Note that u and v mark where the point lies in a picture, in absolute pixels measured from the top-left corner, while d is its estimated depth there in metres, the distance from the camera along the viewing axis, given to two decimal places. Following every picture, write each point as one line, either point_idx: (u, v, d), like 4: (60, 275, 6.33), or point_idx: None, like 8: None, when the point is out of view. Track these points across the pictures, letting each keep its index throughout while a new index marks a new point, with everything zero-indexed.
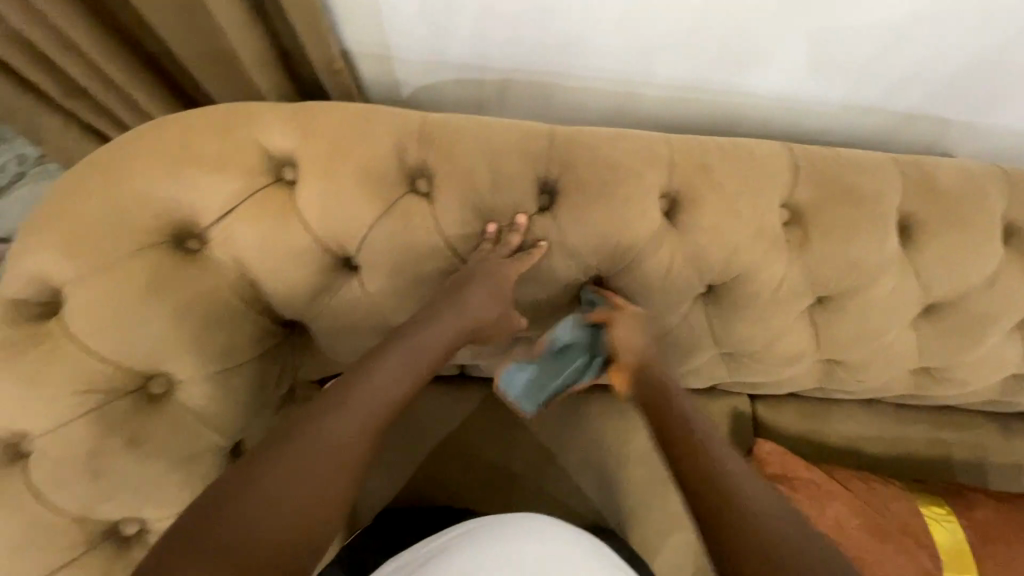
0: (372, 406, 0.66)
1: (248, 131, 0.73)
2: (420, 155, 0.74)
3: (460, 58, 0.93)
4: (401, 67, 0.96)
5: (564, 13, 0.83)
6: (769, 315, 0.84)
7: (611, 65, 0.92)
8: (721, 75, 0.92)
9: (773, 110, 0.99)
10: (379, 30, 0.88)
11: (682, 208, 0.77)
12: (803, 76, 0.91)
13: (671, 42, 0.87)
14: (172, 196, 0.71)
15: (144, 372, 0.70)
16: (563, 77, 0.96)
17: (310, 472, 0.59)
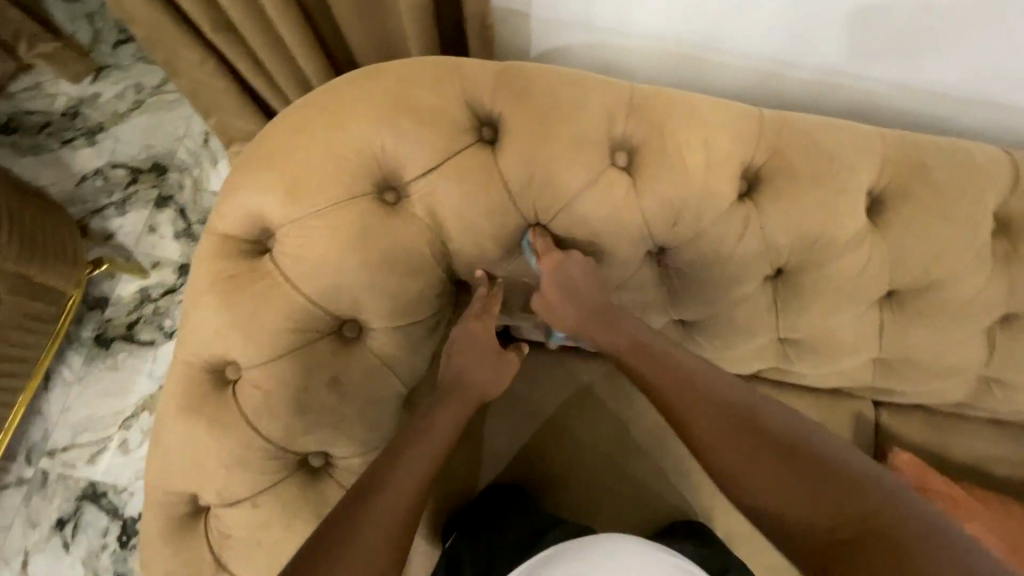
0: (425, 450, 0.70)
1: (454, 86, 0.72)
2: (627, 127, 0.72)
3: (633, 37, 0.89)
4: (539, 28, 0.90)
5: None
6: (953, 325, 0.81)
7: (796, 54, 0.85)
8: (885, 65, 0.84)
9: (960, 115, 0.91)
10: None
11: (888, 207, 0.74)
12: (1010, 80, 0.82)
13: (844, 24, 0.78)
14: (380, 147, 0.71)
15: (342, 316, 0.72)
16: (709, 51, 0.88)
17: (384, 513, 0.64)
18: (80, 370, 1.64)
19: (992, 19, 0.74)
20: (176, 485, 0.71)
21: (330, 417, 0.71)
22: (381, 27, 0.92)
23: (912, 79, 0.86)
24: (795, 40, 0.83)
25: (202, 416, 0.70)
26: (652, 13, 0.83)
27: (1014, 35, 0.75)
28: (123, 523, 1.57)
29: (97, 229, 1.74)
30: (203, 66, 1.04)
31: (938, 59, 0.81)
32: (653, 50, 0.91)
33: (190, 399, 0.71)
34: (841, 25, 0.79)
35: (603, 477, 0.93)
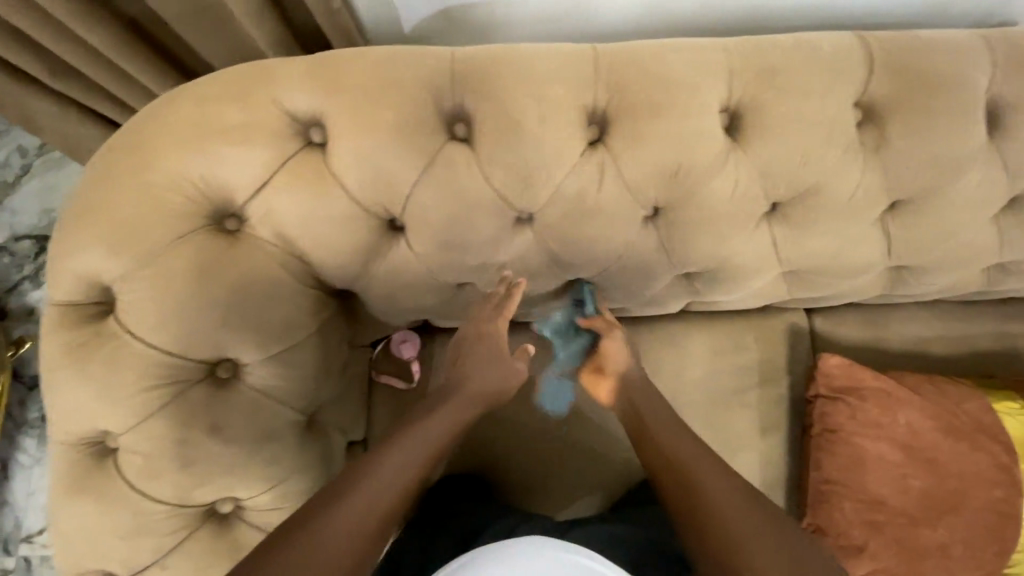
0: (424, 438, 0.69)
1: (266, 92, 0.67)
2: (456, 97, 0.67)
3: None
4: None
5: None
6: (842, 225, 0.78)
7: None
8: None
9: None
10: None
11: (745, 121, 0.71)
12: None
13: None
14: (202, 176, 0.66)
15: (212, 358, 0.69)
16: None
17: (363, 500, 0.60)
18: (31, 455, 1.58)
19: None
20: (83, 564, 0.69)
21: (220, 464, 0.69)
22: (201, 36, 0.85)
23: None
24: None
25: (92, 492, 0.68)
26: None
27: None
28: None
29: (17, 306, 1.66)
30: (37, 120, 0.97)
31: None
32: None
33: (73, 479, 0.68)
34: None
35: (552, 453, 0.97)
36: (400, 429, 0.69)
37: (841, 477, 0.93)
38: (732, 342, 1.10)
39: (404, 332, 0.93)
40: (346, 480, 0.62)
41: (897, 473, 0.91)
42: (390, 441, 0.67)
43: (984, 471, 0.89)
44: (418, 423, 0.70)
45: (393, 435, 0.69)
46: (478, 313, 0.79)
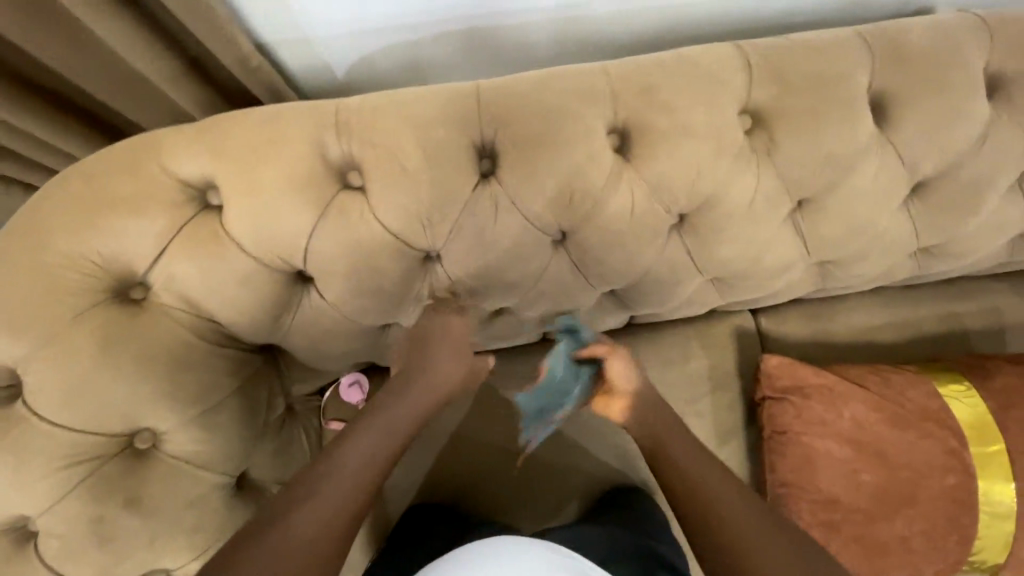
0: (390, 422, 0.67)
1: (158, 161, 0.68)
2: (343, 148, 0.68)
3: (359, 17, 0.88)
4: (325, 46, 0.94)
5: None
6: (751, 228, 0.78)
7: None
8: None
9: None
10: (290, 12, 0.86)
11: (634, 139, 0.72)
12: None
13: None
14: (100, 252, 0.67)
15: (127, 431, 0.69)
16: (505, 15, 0.89)
17: (339, 485, 0.61)
18: None
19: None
20: None
21: (142, 536, 0.69)
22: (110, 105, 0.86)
23: None
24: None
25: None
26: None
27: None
28: None
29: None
30: None
31: None
32: (381, 27, 0.90)
33: None
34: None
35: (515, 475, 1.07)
36: (367, 412, 0.68)
37: (793, 478, 0.92)
38: (679, 351, 1.09)
39: (352, 375, 0.94)
40: (304, 478, 0.61)
41: (846, 469, 0.90)
42: (355, 426, 0.66)
43: (934, 459, 0.88)
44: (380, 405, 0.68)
45: (359, 419, 0.67)
46: (433, 321, 0.75)
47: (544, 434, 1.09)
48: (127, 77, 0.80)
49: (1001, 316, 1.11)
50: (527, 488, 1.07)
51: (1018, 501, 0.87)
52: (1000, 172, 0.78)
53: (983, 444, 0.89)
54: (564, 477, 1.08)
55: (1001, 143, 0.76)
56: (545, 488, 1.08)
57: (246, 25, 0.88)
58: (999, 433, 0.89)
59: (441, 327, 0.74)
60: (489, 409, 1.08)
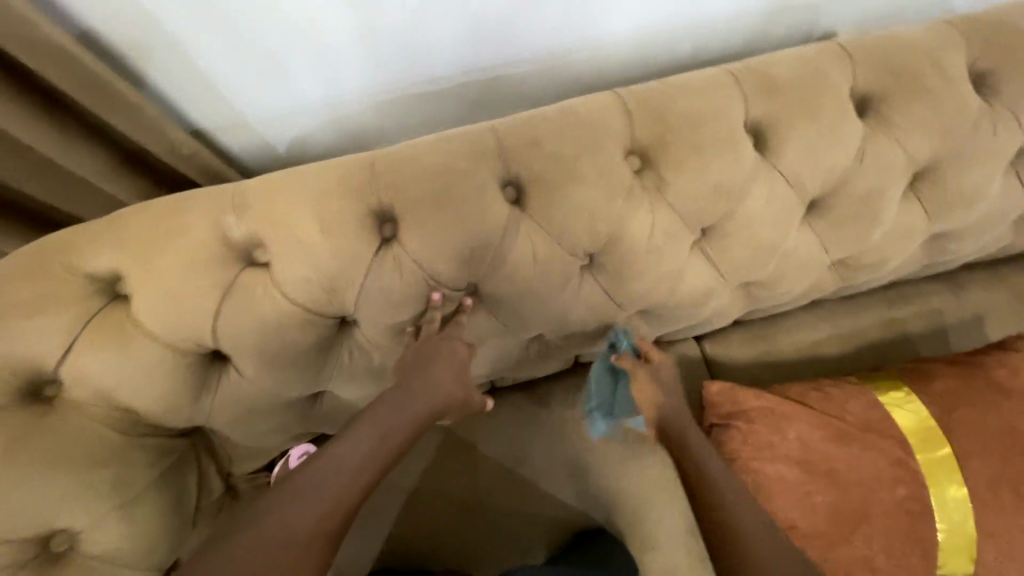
0: (383, 428, 0.67)
1: (63, 259, 0.69)
2: (245, 228, 0.71)
3: (271, 101, 0.93)
4: (260, 125, 0.98)
5: (388, 29, 0.84)
6: (660, 260, 0.80)
7: (413, 62, 0.90)
8: (572, 35, 0.93)
9: (593, 49, 0.96)
10: (220, 98, 0.91)
11: (528, 189, 0.74)
12: (591, 10, 0.89)
13: (510, 15, 0.87)
14: (9, 354, 0.67)
15: (42, 533, 0.68)
16: (422, 86, 0.95)
17: (318, 492, 0.61)
18: None
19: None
20: None
21: None
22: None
23: (604, 39, 0.95)
24: (399, 56, 0.89)
25: None
26: (269, 68, 0.87)
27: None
28: None
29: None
30: None
31: (606, 17, 0.91)
32: (303, 104, 0.95)
33: None
34: (422, 19, 0.84)
35: (475, 529, 1.04)
36: (358, 419, 0.68)
37: None
38: None
39: (301, 447, 0.90)
40: (296, 481, 0.62)
41: (799, 492, 0.88)
42: (343, 434, 0.67)
43: (882, 471, 0.87)
44: (377, 412, 0.69)
45: (349, 425, 0.68)
46: (431, 345, 0.75)
47: (501, 486, 1.05)
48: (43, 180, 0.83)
49: (940, 317, 1.12)
50: (488, 542, 1.03)
51: (971, 505, 0.86)
52: (887, 183, 0.82)
53: (929, 450, 0.88)
54: (530, 526, 1.04)
55: (882, 157, 0.80)
56: (508, 540, 1.04)
57: (178, 117, 0.93)
58: (944, 437, 0.89)
59: (441, 352, 0.74)
60: (444, 466, 1.06)
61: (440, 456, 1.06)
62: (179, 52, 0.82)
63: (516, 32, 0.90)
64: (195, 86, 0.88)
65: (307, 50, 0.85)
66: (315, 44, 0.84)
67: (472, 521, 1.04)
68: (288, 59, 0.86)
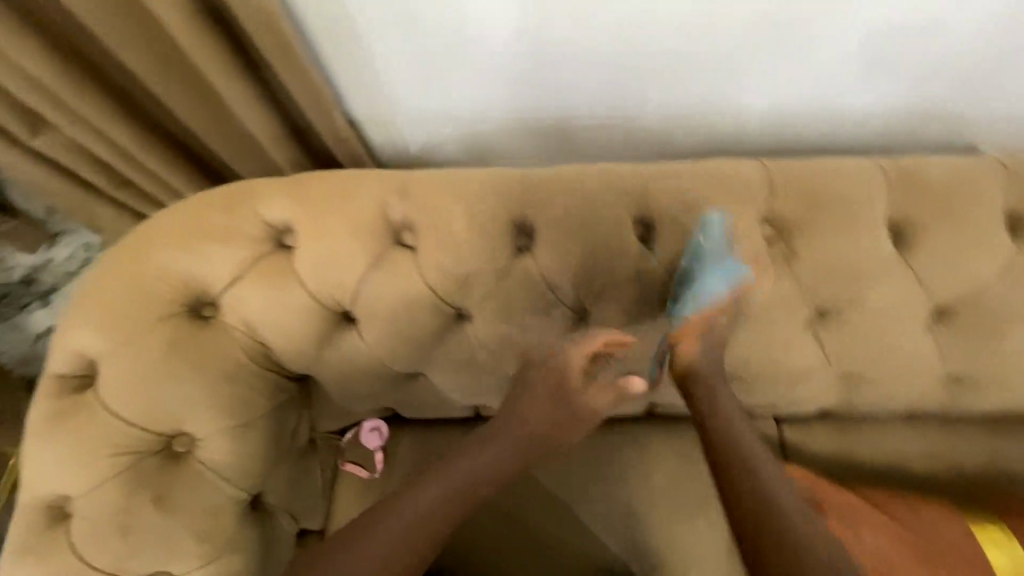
0: (460, 481, 0.77)
1: (250, 204, 0.81)
2: (403, 211, 0.79)
3: (425, 106, 1.03)
4: (405, 126, 1.07)
5: (550, 63, 0.91)
6: (770, 330, 0.82)
7: (562, 94, 0.97)
8: (718, 99, 0.97)
9: (732, 118, 1.01)
10: (383, 97, 1.01)
11: (661, 233, 0.79)
12: (741, 83, 0.93)
13: (665, 72, 0.92)
14: (187, 273, 0.79)
15: (170, 433, 0.77)
16: (563, 116, 1.02)
17: (393, 530, 0.74)
18: None
19: (706, 34, 0.85)
20: None
21: (157, 536, 0.73)
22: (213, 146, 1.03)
23: (747, 107, 0.98)
24: (551, 91, 0.97)
25: (35, 554, 0.72)
26: (434, 78, 0.96)
27: (733, 44, 0.86)
28: None
29: (36, 378, 1.69)
30: (83, 211, 1.15)
31: (757, 87, 0.94)
32: (450, 111, 1.03)
33: (25, 540, 0.73)
34: (582, 62, 0.91)
35: (517, 547, 1.04)
36: (437, 465, 0.79)
37: None
38: None
39: (374, 421, 1.00)
40: (374, 513, 0.75)
41: None
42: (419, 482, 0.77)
43: None
44: (454, 464, 0.78)
45: (426, 471, 0.78)
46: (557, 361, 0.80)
47: (551, 512, 1.06)
48: (239, 135, 0.97)
49: None
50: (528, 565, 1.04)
51: None
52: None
53: None
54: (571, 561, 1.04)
55: None
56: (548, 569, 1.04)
57: (342, 106, 1.03)
58: None
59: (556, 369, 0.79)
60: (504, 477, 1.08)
61: None
62: (365, 52, 0.92)
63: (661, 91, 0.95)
64: (364, 82, 0.98)
65: (472, 68, 0.93)
66: (480, 65, 0.92)
67: (516, 539, 1.05)
68: (452, 71, 0.94)
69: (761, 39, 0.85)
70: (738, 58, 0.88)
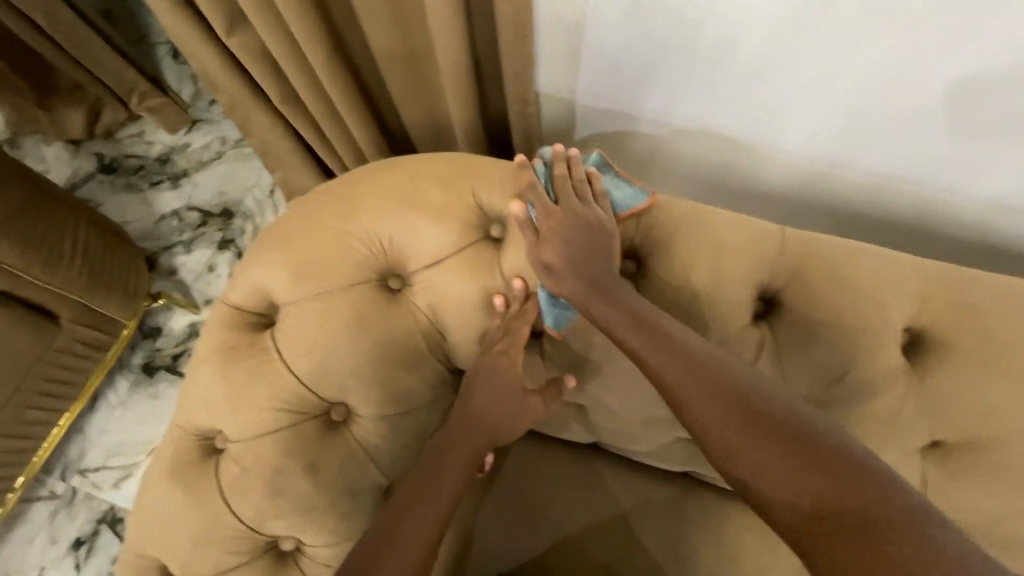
0: (440, 493, 0.69)
1: (470, 183, 0.74)
2: (636, 237, 0.71)
3: (608, 101, 0.88)
4: (585, 113, 0.93)
5: (775, 85, 0.75)
6: (1016, 491, 0.69)
7: (767, 125, 0.82)
8: (946, 175, 0.79)
9: (954, 199, 0.83)
10: (578, 77, 0.85)
11: (929, 348, 0.67)
12: (979, 164, 0.75)
13: (895, 129, 0.75)
14: (389, 238, 0.73)
15: (330, 399, 0.73)
16: (762, 149, 0.87)
17: (414, 540, 0.65)
18: (123, 396, 1.57)
19: (954, 95, 0.67)
20: (149, 549, 0.73)
21: (301, 501, 0.71)
22: (413, 99, 0.97)
23: (971, 192, 0.80)
24: (755, 122, 0.82)
25: (186, 482, 0.71)
26: (641, 70, 0.80)
27: (1003, 118, 0.68)
28: (96, 534, 1.48)
29: (148, 250, 1.66)
30: (260, 127, 1.12)
31: (998, 172, 0.75)
32: (639, 111, 0.88)
33: (178, 465, 0.73)
34: (812, 95, 0.74)
35: None
36: (420, 481, 0.70)
37: None
38: None
39: None
40: (398, 521, 0.66)
41: None
42: (419, 495, 0.68)
43: None
44: (434, 477, 0.70)
45: (420, 480, 0.70)
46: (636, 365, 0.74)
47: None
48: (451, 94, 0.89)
49: None
50: None
51: None
52: None
53: None
54: None
55: None
56: None
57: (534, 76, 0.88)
58: None
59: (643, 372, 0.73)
60: (613, 523, 1.00)
61: (611, 512, 1.00)
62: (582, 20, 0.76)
63: (878, 151, 0.79)
64: (570, 56, 0.82)
65: (686, 70, 0.77)
66: (697, 69, 0.77)
67: None
68: (665, 69, 0.79)
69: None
70: (992, 129, 0.70)
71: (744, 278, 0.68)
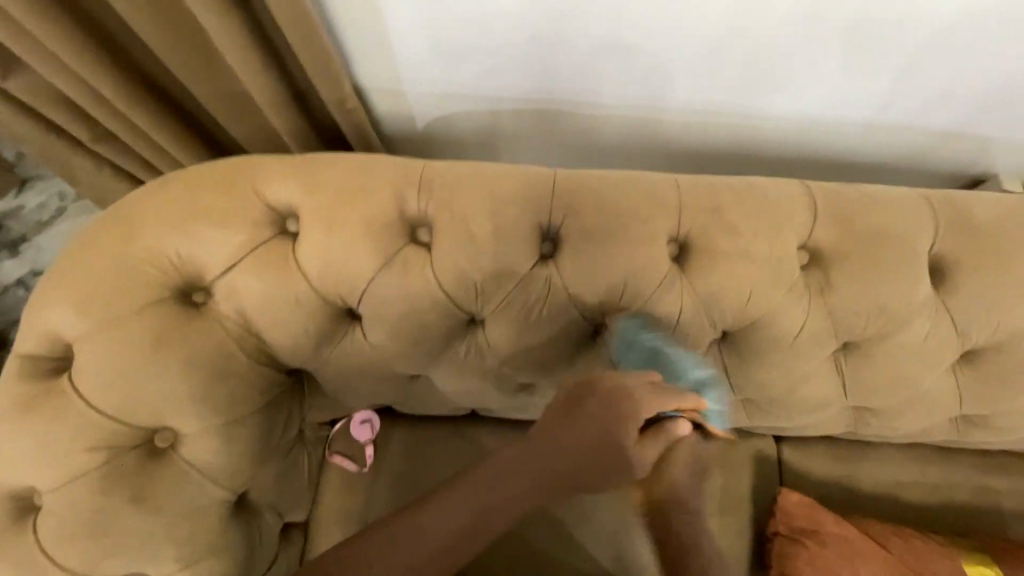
0: (475, 505, 0.61)
1: (253, 183, 0.74)
2: (420, 206, 0.74)
3: (435, 83, 0.90)
4: (414, 100, 0.94)
5: (574, 45, 0.81)
6: (791, 359, 0.79)
7: (571, 83, 0.87)
8: (744, 102, 0.89)
9: (756, 124, 0.93)
10: (390, 65, 0.86)
11: (693, 252, 0.74)
12: (767, 88, 0.85)
13: (691, 68, 0.83)
14: (176, 253, 0.71)
15: (150, 427, 0.71)
16: (575, 107, 0.93)
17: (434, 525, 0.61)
18: None
19: (733, 32, 0.77)
20: None
21: (135, 534, 0.69)
22: None
23: (771, 113, 0.91)
24: (573, 85, 0.88)
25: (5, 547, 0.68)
26: (452, 52, 0.83)
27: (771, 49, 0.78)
28: None
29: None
30: None
31: (785, 93, 0.86)
32: (451, 90, 0.91)
33: None
34: (605, 50, 0.81)
35: None
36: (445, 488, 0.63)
37: None
38: None
39: (364, 415, 0.95)
40: (413, 517, 0.63)
41: None
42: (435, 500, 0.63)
43: None
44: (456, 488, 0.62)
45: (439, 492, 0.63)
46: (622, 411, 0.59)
47: None
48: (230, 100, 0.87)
49: None
50: None
51: None
52: None
53: None
54: None
55: None
56: None
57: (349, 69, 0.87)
58: None
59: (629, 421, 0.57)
60: None
61: None
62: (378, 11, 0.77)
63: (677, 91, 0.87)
64: (372, 42, 0.83)
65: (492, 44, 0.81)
66: (500, 41, 0.81)
67: None
68: (473, 44, 0.82)
69: (795, 41, 0.77)
70: (769, 54, 0.79)
71: (524, 221, 0.73)
